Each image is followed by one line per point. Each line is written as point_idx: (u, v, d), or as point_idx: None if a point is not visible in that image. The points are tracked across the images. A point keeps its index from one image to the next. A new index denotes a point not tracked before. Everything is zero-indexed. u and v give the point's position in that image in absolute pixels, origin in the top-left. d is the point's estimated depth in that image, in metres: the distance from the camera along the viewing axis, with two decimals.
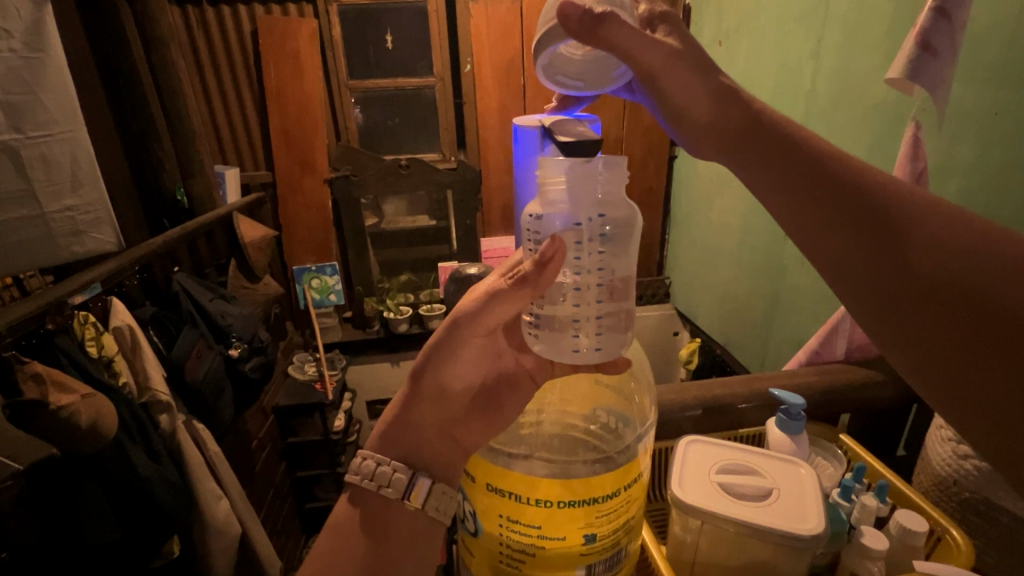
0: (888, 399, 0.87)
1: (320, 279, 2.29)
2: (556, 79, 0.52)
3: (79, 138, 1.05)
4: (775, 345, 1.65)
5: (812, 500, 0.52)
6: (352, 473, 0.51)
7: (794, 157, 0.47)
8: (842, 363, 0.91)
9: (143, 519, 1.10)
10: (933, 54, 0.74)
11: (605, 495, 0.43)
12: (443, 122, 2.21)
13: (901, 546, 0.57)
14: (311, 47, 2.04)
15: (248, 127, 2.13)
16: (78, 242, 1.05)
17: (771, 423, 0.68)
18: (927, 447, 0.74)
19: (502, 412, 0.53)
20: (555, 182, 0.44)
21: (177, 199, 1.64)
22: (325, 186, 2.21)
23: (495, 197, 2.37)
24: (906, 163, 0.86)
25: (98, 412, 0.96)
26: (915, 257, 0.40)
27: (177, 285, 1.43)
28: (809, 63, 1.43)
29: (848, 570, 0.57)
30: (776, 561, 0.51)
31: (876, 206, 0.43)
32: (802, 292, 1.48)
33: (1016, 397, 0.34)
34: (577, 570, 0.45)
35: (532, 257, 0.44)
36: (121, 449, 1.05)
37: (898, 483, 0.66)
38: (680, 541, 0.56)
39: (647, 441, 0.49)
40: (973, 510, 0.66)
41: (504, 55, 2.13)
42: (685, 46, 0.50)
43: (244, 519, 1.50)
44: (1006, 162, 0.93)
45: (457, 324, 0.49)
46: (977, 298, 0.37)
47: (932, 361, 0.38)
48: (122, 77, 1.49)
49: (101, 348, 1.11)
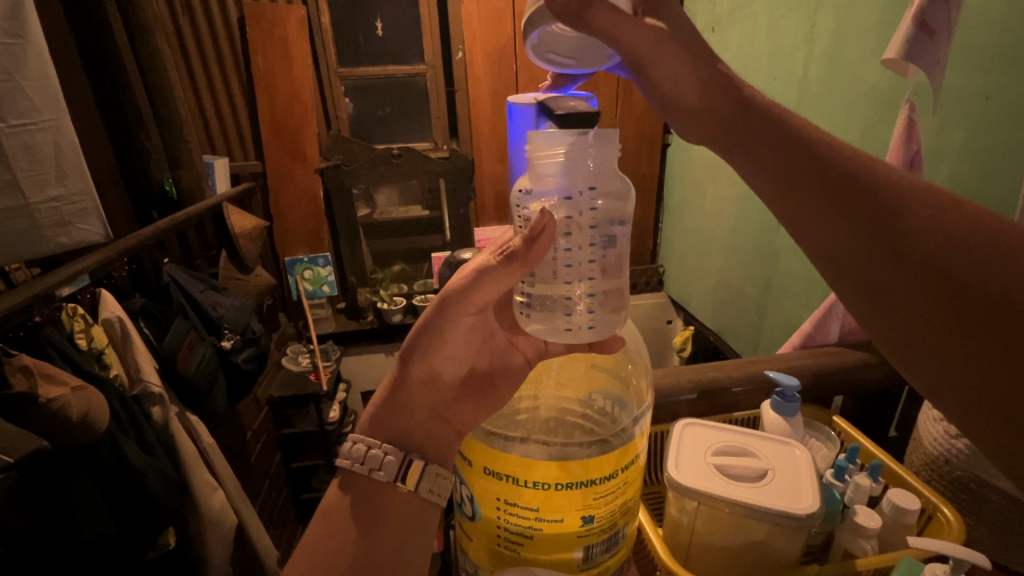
0: (880, 382, 0.88)
1: (313, 270, 2.28)
2: (548, 57, 0.53)
3: (64, 127, 1.02)
4: (768, 331, 1.66)
5: (806, 480, 0.52)
6: (344, 458, 0.50)
7: (785, 148, 0.46)
8: (836, 347, 0.91)
9: (138, 513, 1.09)
10: (929, 34, 0.73)
11: (603, 477, 0.43)
12: (436, 110, 2.19)
13: (894, 524, 0.58)
14: (300, 33, 2.01)
15: (236, 115, 2.09)
16: (64, 233, 1.03)
17: (765, 406, 0.68)
18: (919, 427, 0.74)
19: (496, 395, 0.53)
20: (544, 156, 0.43)
21: (165, 189, 1.61)
22: (317, 176, 2.18)
23: (488, 186, 2.35)
24: (901, 146, 0.85)
25: (88, 404, 0.96)
26: (912, 246, 0.39)
27: (166, 277, 1.42)
28: (803, 49, 1.43)
29: (841, 549, 0.58)
30: (771, 540, 0.51)
31: (871, 194, 0.42)
32: (795, 278, 1.49)
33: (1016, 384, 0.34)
34: (574, 552, 0.45)
35: (522, 232, 0.43)
36: (114, 441, 1.04)
37: (891, 463, 0.66)
38: (676, 523, 0.57)
39: (642, 423, 0.49)
40: (964, 489, 0.67)
41: (497, 41, 2.10)
42: (674, 29, 0.49)
43: (240, 512, 1.50)
44: (999, 145, 0.93)
45: (445, 303, 0.49)
46: (980, 289, 0.36)
47: (929, 354, 0.38)
48: (105, 65, 1.45)
49: (90, 340, 1.11)
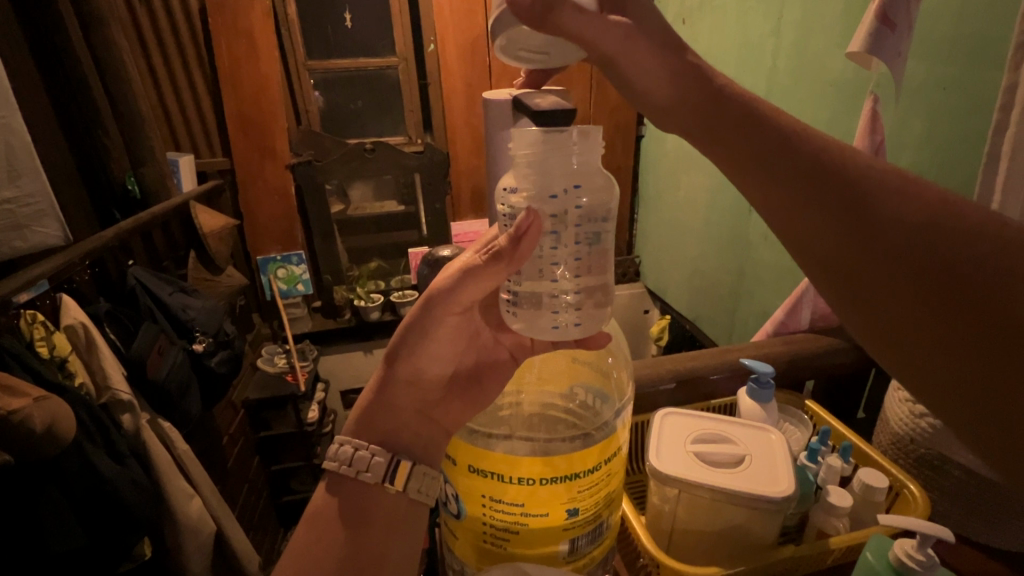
0: (848, 365, 0.91)
1: (287, 269, 2.24)
2: (518, 55, 0.55)
3: (14, 125, 0.96)
4: (741, 317, 1.70)
5: (782, 463, 0.54)
6: (330, 460, 0.49)
7: (762, 138, 0.47)
8: (807, 333, 0.94)
9: (111, 525, 1.06)
10: (890, 27, 0.75)
11: (587, 470, 0.44)
12: (409, 104, 2.16)
13: (864, 503, 0.60)
14: (265, 25, 1.95)
15: (201, 110, 2.02)
16: (19, 236, 0.99)
17: (742, 393, 0.70)
18: (886, 408, 0.77)
19: (483, 392, 0.53)
20: (527, 154, 0.43)
21: (128, 188, 1.58)
22: (287, 173, 2.13)
23: (465, 180, 2.33)
24: (865, 137, 0.88)
25: (52, 415, 0.92)
26: (883, 231, 0.40)
27: (131, 279, 1.37)
28: (770, 41, 1.45)
29: (816, 529, 0.60)
30: (750, 524, 0.53)
31: (842, 181, 0.43)
32: (767, 266, 1.53)
33: (981, 365, 0.36)
34: (560, 545, 0.46)
35: (508, 232, 0.43)
36: (82, 452, 1.00)
37: (860, 443, 0.69)
38: (658, 511, 0.58)
39: (625, 416, 0.49)
40: (928, 466, 0.70)
41: (469, 33, 2.08)
42: (642, 25, 0.50)
43: (219, 518, 1.47)
44: (957, 134, 0.97)
45: (430, 302, 0.48)
46: (949, 271, 0.37)
47: (902, 337, 0.39)
48: (59, 63, 1.39)
49: (52, 348, 1.06)
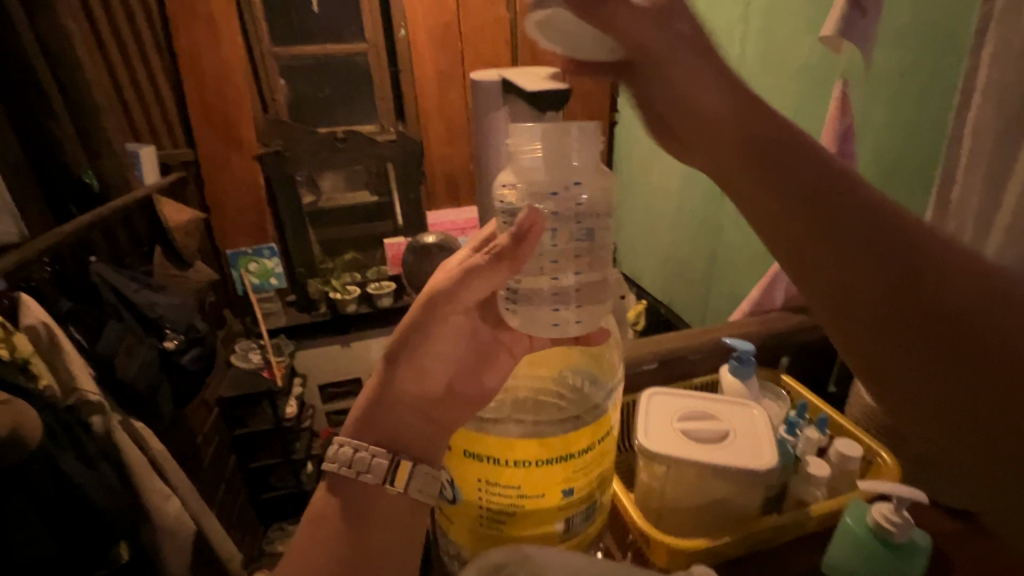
0: (820, 341, 0.95)
1: (258, 263, 2.18)
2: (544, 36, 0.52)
3: None
4: (714, 300, 1.74)
5: (766, 438, 0.56)
6: (329, 462, 0.49)
7: (782, 164, 0.45)
8: (780, 311, 0.98)
9: (84, 530, 1.03)
10: (860, 12, 0.77)
11: (581, 450, 0.44)
12: (380, 91, 2.11)
13: (841, 471, 0.63)
14: (227, 9, 1.87)
15: (161, 99, 1.94)
16: None
17: (723, 371, 0.72)
18: (858, 381, 0.80)
19: (484, 389, 0.51)
20: (527, 150, 0.44)
21: (85, 181, 1.48)
22: (255, 163, 2.06)
23: (439, 168, 2.28)
24: (835, 120, 0.90)
25: (15, 419, 0.88)
26: (907, 279, 0.40)
27: (94, 276, 1.31)
28: (739, 27, 1.47)
29: (795, 498, 0.63)
30: (734, 497, 0.56)
31: (866, 219, 0.42)
32: (739, 250, 1.57)
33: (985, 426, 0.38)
34: (556, 524, 0.47)
35: (509, 231, 0.44)
36: (50, 458, 0.97)
37: (836, 416, 0.72)
38: (647, 488, 0.59)
39: (615, 398, 0.53)
40: (896, 434, 0.73)
41: (439, 18, 2.04)
42: None
43: (198, 519, 1.44)
44: (917, 118, 1.00)
45: (432, 302, 0.48)
46: (963, 333, 0.38)
47: (913, 391, 0.40)
48: None
49: (12, 348, 1.00)
